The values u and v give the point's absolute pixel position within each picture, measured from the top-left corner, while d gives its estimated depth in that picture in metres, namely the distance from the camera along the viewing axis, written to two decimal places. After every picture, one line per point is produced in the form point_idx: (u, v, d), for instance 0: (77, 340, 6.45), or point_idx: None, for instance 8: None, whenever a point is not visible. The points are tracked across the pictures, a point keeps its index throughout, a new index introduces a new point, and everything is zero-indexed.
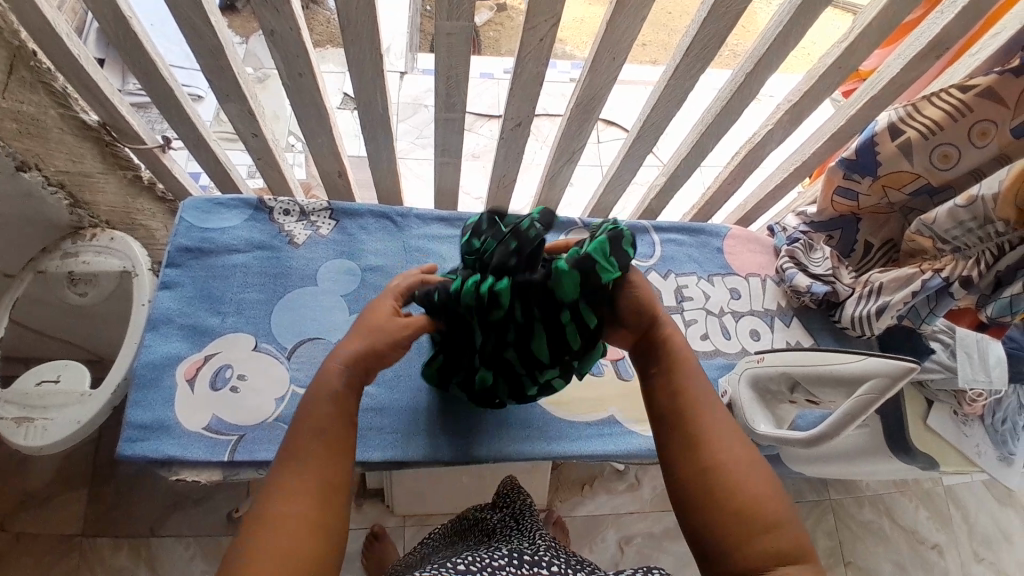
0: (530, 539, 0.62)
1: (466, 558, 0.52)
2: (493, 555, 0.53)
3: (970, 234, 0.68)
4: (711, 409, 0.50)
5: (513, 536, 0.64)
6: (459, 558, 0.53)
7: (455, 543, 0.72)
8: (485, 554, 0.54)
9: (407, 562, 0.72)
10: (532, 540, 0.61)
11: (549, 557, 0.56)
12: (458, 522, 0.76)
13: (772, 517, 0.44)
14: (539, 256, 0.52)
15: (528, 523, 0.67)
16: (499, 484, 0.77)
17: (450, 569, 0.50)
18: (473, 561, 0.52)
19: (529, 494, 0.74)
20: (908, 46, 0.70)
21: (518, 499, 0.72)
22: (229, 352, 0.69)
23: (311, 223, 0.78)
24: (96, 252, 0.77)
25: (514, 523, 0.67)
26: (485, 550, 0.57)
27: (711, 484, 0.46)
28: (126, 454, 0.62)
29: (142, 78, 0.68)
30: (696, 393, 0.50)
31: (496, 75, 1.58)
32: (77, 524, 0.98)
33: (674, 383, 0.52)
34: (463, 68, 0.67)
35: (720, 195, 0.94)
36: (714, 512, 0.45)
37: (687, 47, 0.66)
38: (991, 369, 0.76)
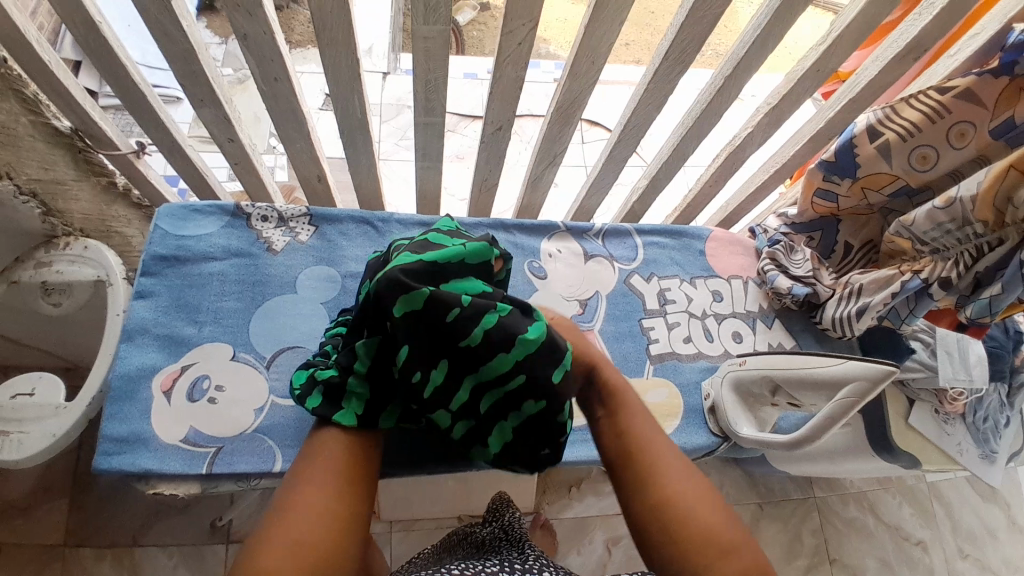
0: (520, 549, 0.63)
1: (459, 566, 0.54)
2: (485, 564, 0.55)
3: (949, 236, 0.69)
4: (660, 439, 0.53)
5: (503, 548, 0.65)
6: (452, 565, 0.55)
7: (445, 555, 0.72)
8: (477, 562, 0.55)
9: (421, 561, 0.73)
10: (522, 551, 0.63)
11: (539, 566, 0.57)
12: (453, 535, 0.77)
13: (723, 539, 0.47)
14: (379, 390, 0.56)
15: (517, 534, 0.68)
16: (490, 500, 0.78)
17: (445, 573, 0.51)
18: (466, 567, 0.53)
19: (518, 508, 0.75)
20: (885, 50, 0.70)
21: (507, 513, 0.73)
22: (205, 362, 0.68)
23: (290, 229, 0.77)
24: (69, 261, 0.76)
25: (503, 536, 0.68)
26: (477, 560, 0.58)
27: (675, 508, 0.48)
28: (102, 469, 0.61)
29: (115, 83, 0.67)
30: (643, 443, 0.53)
31: (480, 75, 1.57)
32: (59, 535, 0.97)
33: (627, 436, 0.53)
34: (440, 73, 0.67)
35: (702, 197, 0.93)
36: (681, 537, 0.47)
37: (665, 50, 0.66)
38: (971, 367, 0.80)
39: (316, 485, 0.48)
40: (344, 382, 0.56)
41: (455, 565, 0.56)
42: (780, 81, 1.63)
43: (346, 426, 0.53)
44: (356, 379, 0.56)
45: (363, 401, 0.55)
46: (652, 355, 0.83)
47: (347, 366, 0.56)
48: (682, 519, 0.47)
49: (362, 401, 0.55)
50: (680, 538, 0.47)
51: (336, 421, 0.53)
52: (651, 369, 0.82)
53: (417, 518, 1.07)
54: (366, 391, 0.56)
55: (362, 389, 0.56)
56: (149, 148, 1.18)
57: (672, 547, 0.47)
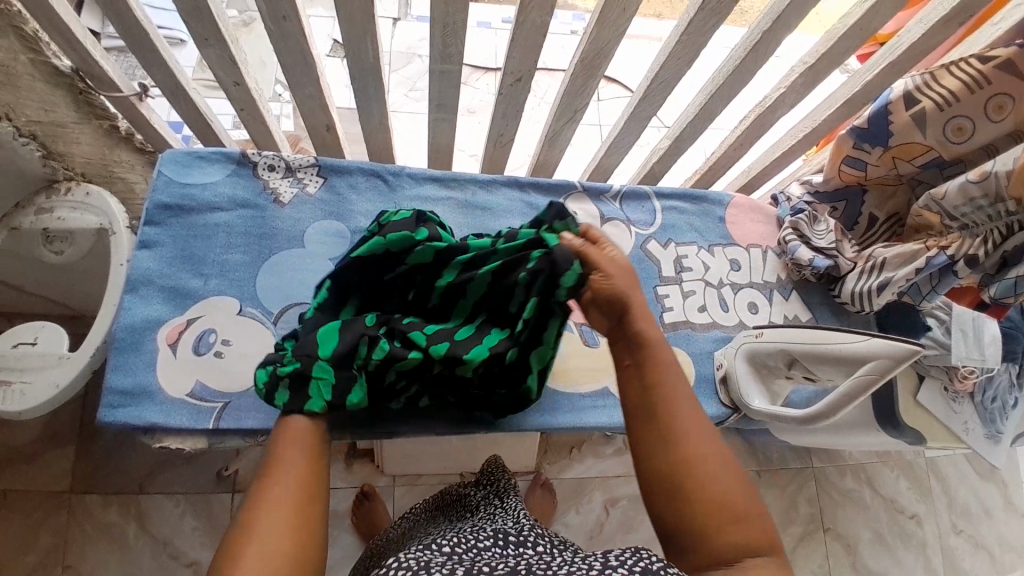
0: (509, 517, 0.63)
1: (449, 540, 0.52)
2: (476, 537, 0.53)
3: (980, 212, 0.67)
4: (687, 395, 0.50)
5: (496, 514, 0.64)
6: (442, 539, 0.53)
7: (439, 517, 0.73)
8: (467, 535, 0.53)
9: (390, 536, 0.75)
10: (516, 519, 0.62)
11: (533, 538, 0.56)
12: (437, 499, 0.79)
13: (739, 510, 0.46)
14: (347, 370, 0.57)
15: (512, 502, 0.68)
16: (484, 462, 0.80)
17: (434, 550, 0.49)
18: (457, 542, 0.51)
19: (511, 473, 0.76)
20: (932, 10, 0.65)
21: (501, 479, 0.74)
22: (212, 316, 0.65)
23: (297, 179, 0.73)
24: (71, 208, 0.73)
25: (496, 501, 0.68)
26: (468, 530, 0.57)
27: (691, 470, 0.47)
28: (108, 421, 0.59)
29: (115, 21, 0.63)
30: (667, 393, 0.50)
31: (494, 25, 1.50)
32: (65, 481, 0.98)
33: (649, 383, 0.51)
34: (459, 16, 0.63)
35: (724, 161, 0.90)
36: (688, 503, 0.46)
37: (701, 2, 0.62)
38: (984, 347, 0.78)
39: (278, 481, 0.48)
40: (309, 368, 0.56)
41: (445, 536, 0.54)
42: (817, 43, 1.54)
43: (316, 412, 0.54)
44: (320, 364, 0.56)
45: (331, 386, 0.56)
46: (665, 323, 0.81)
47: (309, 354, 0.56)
48: (700, 482, 0.46)
49: (329, 387, 0.56)
50: (692, 502, 0.46)
51: (307, 410, 0.54)
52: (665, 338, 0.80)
53: (419, 474, 1.08)
54: (331, 376, 0.56)
55: (329, 373, 0.56)
56: (153, 91, 1.14)
57: (682, 514, 0.46)
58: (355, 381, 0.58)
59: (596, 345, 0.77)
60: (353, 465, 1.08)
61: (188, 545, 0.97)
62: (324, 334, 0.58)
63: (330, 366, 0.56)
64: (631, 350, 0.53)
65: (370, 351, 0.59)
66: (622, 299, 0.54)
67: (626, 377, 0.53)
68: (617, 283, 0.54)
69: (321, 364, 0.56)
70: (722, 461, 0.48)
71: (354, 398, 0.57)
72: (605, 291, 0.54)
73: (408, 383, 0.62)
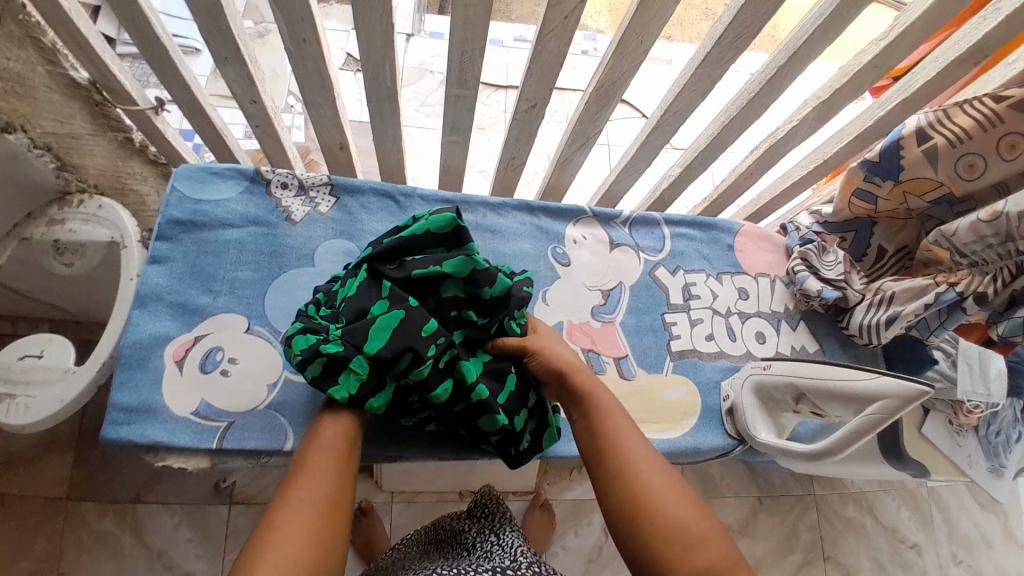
0: (504, 556, 0.62)
1: None
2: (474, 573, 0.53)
3: (989, 250, 0.67)
4: (627, 434, 0.54)
5: (493, 551, 0.64)
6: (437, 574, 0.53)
7: (433, 552, 0.72)
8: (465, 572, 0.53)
9: (381, 564, 0.75)
10: (512, 556, 0.62)
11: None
12: (431, 533, 0.79)
13: (695, 533, 0.47)
14: (382, 376, 0.55)
15: (508, 539, 0.67)
16: (480, 493, 0.80)
17: None
18: None
19: (507, 506, 0.76)
20: (949, 49, 0.66)
21: (498, 513, 0.74)
22: (220, 333, 0.65)
23: (310, 198, 0.73)
24: (83, 220, 0.73)
25: (493, 537, 0.68)
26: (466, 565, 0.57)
27: (642, 502, 0.48)
28: (110, 438, 0.59)
29: (135, 37, 0.63)
30: (607, 434, 0.54)
31: (506, 43, 1.51)
32: (62, 487, 0.97)
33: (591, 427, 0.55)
34: (478, 44, 0.63)
35: (734, 190, 0.90)
36: (647, 532, 0.47)
37: (719, 36, 0.62)
38: (990, 382, 0.79)
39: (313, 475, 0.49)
40: (348, 360, 0.54)
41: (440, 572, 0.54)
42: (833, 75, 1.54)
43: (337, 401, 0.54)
44: (359, 361, 0.54)
45: (360, 382, 0.54)
46: (672, 351, 0.80)
47: (355, 346, 0.54)
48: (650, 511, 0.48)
49: (357, 383, 0.54)
50: (649, 535, 0.47)
51: (331, 396, 0.54)
52: (672, 367, 0.79)
53: (418, 490, 1.08)
54: (364, 374, 0.54)
55: (365, 370, 0.54)
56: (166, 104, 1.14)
57: (645, 548, 0.47)
58: (383, 387, 0.56)
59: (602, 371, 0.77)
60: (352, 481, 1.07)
61: (183, 555, 0.97)
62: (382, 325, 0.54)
63: (368, 367, 0.54)
64: (578, 404, 0.57)
65: (410, 368, 0.54)
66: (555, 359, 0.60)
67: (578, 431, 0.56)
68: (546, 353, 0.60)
69: (359, 360, 0.54)
70: (668, 487, 0.49)
71: (377, 403, 0.55)
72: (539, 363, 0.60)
73: (425, 407, 0.61)
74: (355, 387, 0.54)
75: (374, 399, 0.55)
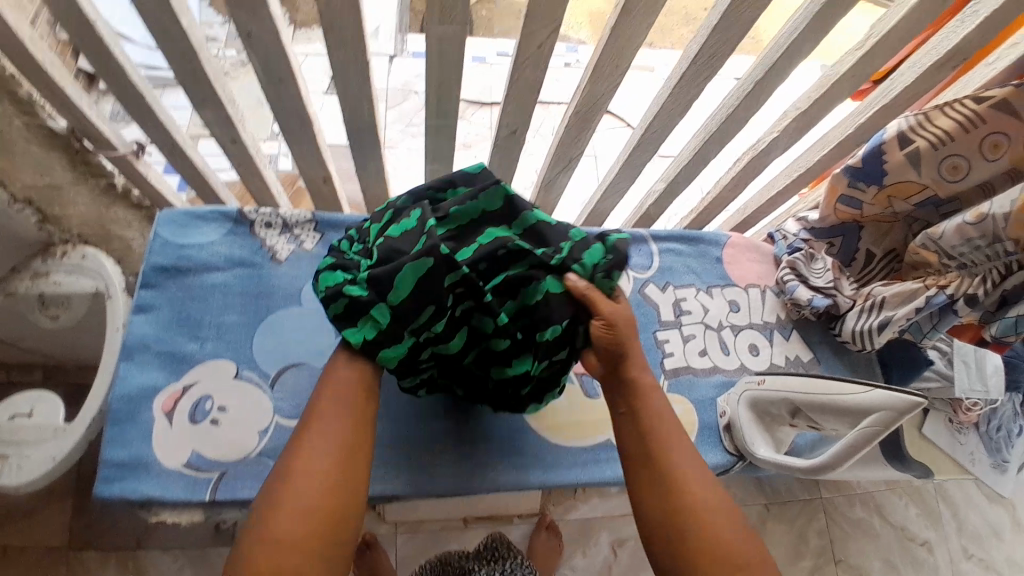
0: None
1: None
2: None
3: (978, 252, 0.67)
4: (679, 441, 0.54)
5: None
6: None
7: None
8: None
9: None
10: None
11: None
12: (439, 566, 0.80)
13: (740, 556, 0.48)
14: (402, 328, 0.52)
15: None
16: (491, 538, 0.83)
17: None
18: None
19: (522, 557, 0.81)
20: (925, 53, 0.66)
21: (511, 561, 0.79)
22: (208, 381, 0.65)
23: (295, 237, 0.73)
24: (67, 272, 0.76)
25: None
26: None
27: (690, 518, 0.49)
28: (103, 496, 0.59)
29: (112, 83, 0.63)
30: (662, 440, 0.53)
31: (490, 58, 1.49)
32: (63, 536, 0.97)
33: (642, 428, 0.54)
34: (455, 75, 0.63)
35: (720, 202, 0.90)
36: (690, 546, 0.48)
37: (694, 55, 0.62)
38: (987, 379, 0.82)
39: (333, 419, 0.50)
40: (371, 304, 0.51)
41: None
42: (817, 75, 1.55)
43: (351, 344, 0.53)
44: (382, 307, 0.52)
45: (377, 331, 0.52)
46: (666, 369, 0.80)
47: (380, 292, 0.51)
48: (699, 530, 0.49)
49: (375, 331, 0.52)
50: (694, 551, 0.48)
51: (346, 339, 0.52)
52: (667, 385, 0.79)
53: (421, 520, 1.07)
54: (385, 324, 0.52)
55: (385, 319, 0.52)
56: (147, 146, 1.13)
57: (685, 563, 0.48)
58: (400, 340, 0.52)
59: (595, 396, 0.75)
60: None
61: None
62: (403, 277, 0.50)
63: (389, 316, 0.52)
64: (626, 399, 0.56)
65: (432, 322, 0.52)
66: (621, 347, 0.56)
67: (621, 426, 0.55)
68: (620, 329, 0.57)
69: (382, 306, 0.51)
70: (718, 507, 0.50)
71: (390, 355, 0.53)
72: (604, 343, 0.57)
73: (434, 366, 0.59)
74: (372, 336, 0.52)
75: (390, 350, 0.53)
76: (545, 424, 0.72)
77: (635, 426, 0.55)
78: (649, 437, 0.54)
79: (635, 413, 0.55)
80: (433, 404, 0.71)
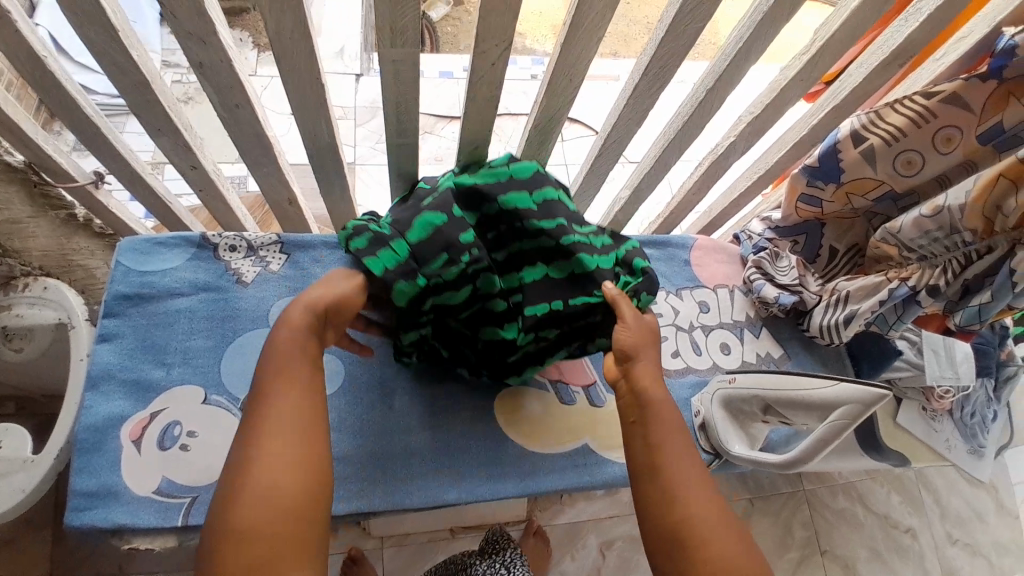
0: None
1: None
2: None
3: (936, 243, 0.68)
4: (687, 453, 0.52)
5: None
6: None
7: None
8: None
9: None
10: None
11: None
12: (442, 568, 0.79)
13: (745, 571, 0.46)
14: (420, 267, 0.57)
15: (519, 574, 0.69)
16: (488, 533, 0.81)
17: None
18: None
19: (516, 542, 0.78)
20: (871, 55, 0.67)
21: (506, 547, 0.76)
22: (177, 407, 0.64)
23: (260, 258, 0.73)
24: (29, 305, 0.75)
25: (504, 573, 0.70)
26: None
27: (693, 532, 0.47)
28: (73, 526, 0.58)
29: (67, 119, 0.63)
30: (669, 453, 0.52)
31: (456, 74, 1.53)
32: (41, 567, 0.95)
33: (649, 438, 0.53)
34: (411, 95, 0.64)
35: (685, 205, 0.91)
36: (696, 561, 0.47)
37: (645, 66, 0.64)
38: (957, 365, 0.83)
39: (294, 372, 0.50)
40: (394, 240, 0.57)
41: None
42: (775, 74, 1.58)
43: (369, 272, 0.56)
44: (406, 245, 0.57)
45: (395, 262, 0.56)
46: None
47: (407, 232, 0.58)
48: (703, 546, 0.47)
49: (393, 262, 0.56)
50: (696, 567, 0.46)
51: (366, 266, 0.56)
52: None
53: (407, 533, 1.06)
54: (405, 259, 0.56)
55: (404, 253, 0.56)
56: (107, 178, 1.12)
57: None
58: (416, 279, 0.57)
59: (572, 401, 0.76)
60: (338, 530, 1.05)
61: None
62: (425, 221, 0.58)
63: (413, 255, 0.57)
64: (639, 409, 0.55)
65: (450, 270, 0.57)
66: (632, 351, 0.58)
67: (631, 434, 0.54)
68: (637, 337, 0.59)
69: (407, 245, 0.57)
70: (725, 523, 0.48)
71: (402, 288, 0.56)
72: (624, 343, 0.58)
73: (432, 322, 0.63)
74: (392, 265, 0.56)
75: (406, 284, 0.56)
76: (522, 433, 0.72)
77: (644, 434, 0.53)
78: (656, 448, 0.52)
79: (647, 423, 0.54)
80: (408, 417, 0.71)
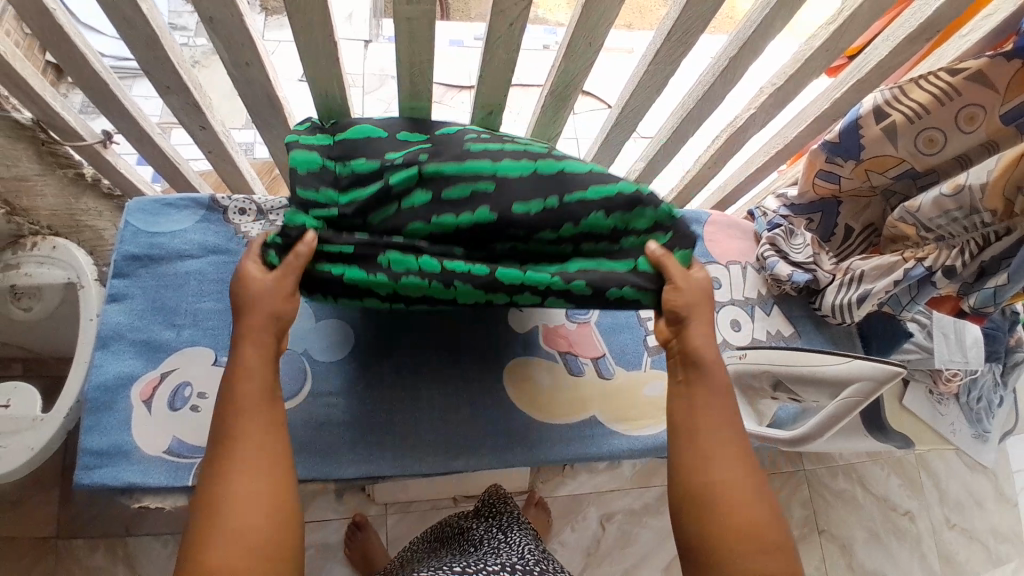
0: (512, 555, 0.62)
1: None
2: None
3: (955, 224, 0.67)
4: (726, 418, 0.51)
5: (500, 547, 0.64)
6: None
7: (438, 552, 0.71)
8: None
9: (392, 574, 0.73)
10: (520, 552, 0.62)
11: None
12: (442, 529, 0.79)
13: (771, 541, 0.47)
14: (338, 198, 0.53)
15: (514, 536, 0.67)
16: (484, 492, 0.79)
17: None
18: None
19: (515, 503, 0.76)
20: (897, 27, 0.65)
21: (504, 508, 0.74)
22: (187, 368, 0.64)
23: (270, 222, 0.71)
24: (37, 263, 0.76)
25: (501, 535, 0.68)
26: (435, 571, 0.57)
27: (718, 496, 0.48)
28: (84, 483, 0.59)
29: (74, 75, 0.61)
30: (711, 414, 0.51)
31: (466, 43, 1.49)
32: (51, 526, 0.96)
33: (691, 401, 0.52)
34: (426, 56, 0.62)
35: (700, 178, 0.90)
36: (721, 528, 0.47)
37: (667, 32, 0.62)
38: (967, 350, 0.82)
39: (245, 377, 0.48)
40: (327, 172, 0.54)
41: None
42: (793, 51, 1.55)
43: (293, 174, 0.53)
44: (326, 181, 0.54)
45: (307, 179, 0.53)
46: (649, 347, 0.79)
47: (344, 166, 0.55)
48: (727, 511, 0.48)
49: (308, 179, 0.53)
50: (716, 530, 0.47)
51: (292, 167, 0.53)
52: (649, 362, 0.78)
53: (410, 500, 1.07)
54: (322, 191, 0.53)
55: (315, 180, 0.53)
56: (114, 137, 1.11)
57: (705, 539, 0.48)
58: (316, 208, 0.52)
59: (581, 372, 0.76)
60: (342, 495, 1.06)
61: None
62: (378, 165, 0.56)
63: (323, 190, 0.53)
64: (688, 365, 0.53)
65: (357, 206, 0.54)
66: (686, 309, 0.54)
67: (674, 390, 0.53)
68: (692, 296, 0.54)
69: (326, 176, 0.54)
70: (752, 495, 0.48)
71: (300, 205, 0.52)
72: (675, 306, 0.54)
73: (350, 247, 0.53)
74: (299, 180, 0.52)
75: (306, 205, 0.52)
76: (536, 404, 0.73)
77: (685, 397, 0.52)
78: (698, 407, 0.52)
79: (692, 381, 0.53)
80: (415, 386, 0.71)
